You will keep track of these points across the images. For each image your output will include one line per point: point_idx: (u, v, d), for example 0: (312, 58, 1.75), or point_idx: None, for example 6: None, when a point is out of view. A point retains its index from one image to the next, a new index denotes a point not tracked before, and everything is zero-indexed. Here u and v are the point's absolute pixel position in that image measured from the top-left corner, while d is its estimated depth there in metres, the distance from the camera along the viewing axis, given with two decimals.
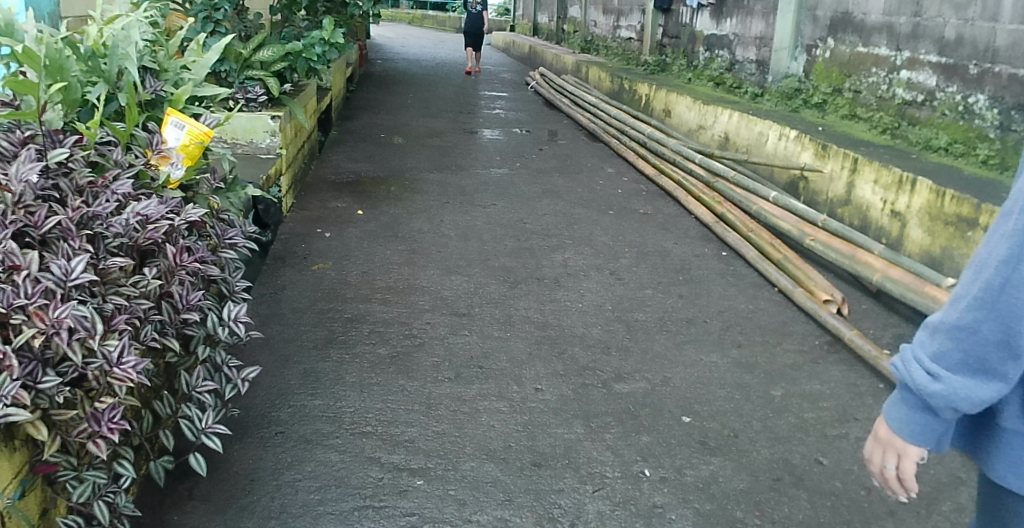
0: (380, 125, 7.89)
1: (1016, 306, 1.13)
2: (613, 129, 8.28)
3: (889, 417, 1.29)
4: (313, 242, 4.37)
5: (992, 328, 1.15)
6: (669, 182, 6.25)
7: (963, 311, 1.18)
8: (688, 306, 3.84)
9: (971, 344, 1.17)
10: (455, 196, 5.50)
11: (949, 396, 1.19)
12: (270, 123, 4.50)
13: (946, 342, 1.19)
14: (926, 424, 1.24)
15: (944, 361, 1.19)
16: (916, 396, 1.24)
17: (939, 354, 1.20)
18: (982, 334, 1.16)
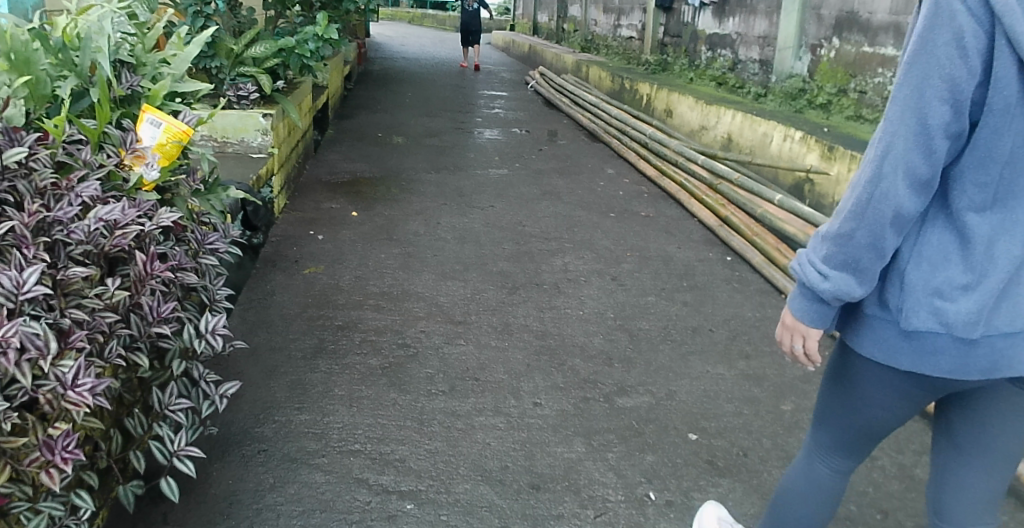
0: (377, 124, 7.74)
1: (880, 215, 1.39)
2: (614, 129, 8.12)
3: (792, 307, 1.56)
4: (304, 245, 4.21)
5: (859, 230, 1.42)
6: (672, 185, 6.07)
7: (844, 223, 1.44)
8: (694, 314, 3.69)
9: (850, 248, 1.44)
10: (452, 198, 5.35)
11: (832, 289, 1.47)
12: (262, 121, 4.31)
13: (833, 247, 1.47)
14: (819, 312, 1.52)
15: (831, 262, 1.47)
16: (812, 291, 1.51)
17: (828, 257, 1.48)
18: (857, 239, 1.42)
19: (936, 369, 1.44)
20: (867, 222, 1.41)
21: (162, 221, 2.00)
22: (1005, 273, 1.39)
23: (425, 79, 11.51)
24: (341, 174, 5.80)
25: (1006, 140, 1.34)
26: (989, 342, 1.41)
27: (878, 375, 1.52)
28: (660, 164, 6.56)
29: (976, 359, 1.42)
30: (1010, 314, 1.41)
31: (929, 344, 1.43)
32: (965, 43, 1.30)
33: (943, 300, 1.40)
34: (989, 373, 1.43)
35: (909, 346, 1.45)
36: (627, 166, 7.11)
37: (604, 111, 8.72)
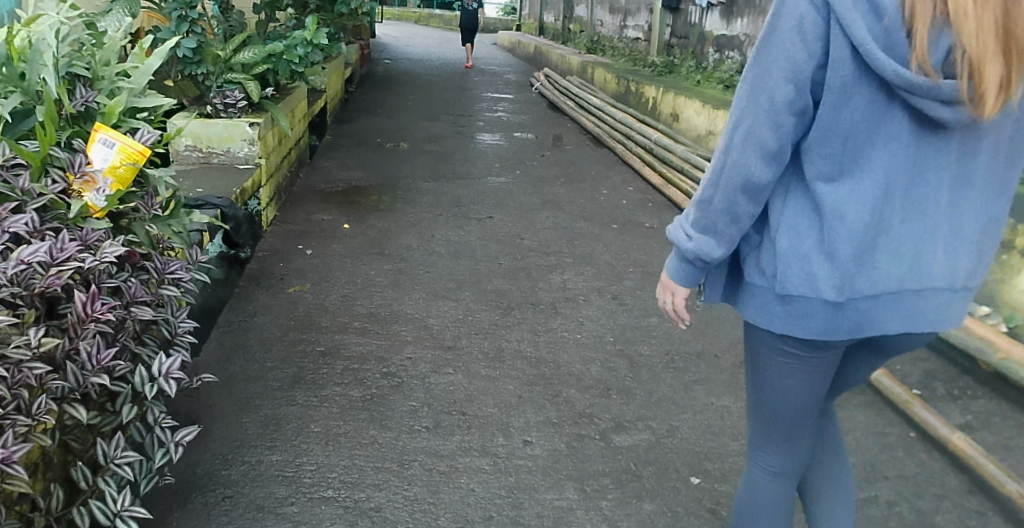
0: (376, 129, 7.56)
1: (732, 181, 1.53)
2: (620, 134, 7.90)
3: (667, 266, 1.71)
4: (291, 260, 4.03)
5: (722, 198, 1.55)
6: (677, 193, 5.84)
7: (706, 189, 1.59)
8: (699, 337, 3.50)
9: (709, 212, 1.58)
10: (449, 209, 5.16)
11: (694, 249, 1.62)
12: (249, 130, 4.09)
13: (697, 210, 1.61)
14: (688, 269, 1.66)
15: (694, 224, 1.62)
16: (681, 251, 1.66)
17: (694, 219, 1.62)
18: (714, 204, 1.57)
19: (804, 333, 1.52)
20: (727, 189, 1.55)
21: (106, 255, 1.78)
22: (865, 240, 1.45)
23: (428, 81, 11.32)
24: (335, 182, 5.61)
25: (853, 110, 1.42)
26: (852, 307, 1.48)
27: (758, 338, 1.63)
28: (666, 170, 6.35)
29: (840, 322, 1.49)
30: (874, 279, 1.46)
31: (796, 307, 1.51)
32: (806, 26, 1.40)
33: (792, 261, 1.51)
34: (855, 334, 1.50)
35: (779, 310, 1.54)
36: (632, 173, 6.90)
37: (608, 116, 8.50)
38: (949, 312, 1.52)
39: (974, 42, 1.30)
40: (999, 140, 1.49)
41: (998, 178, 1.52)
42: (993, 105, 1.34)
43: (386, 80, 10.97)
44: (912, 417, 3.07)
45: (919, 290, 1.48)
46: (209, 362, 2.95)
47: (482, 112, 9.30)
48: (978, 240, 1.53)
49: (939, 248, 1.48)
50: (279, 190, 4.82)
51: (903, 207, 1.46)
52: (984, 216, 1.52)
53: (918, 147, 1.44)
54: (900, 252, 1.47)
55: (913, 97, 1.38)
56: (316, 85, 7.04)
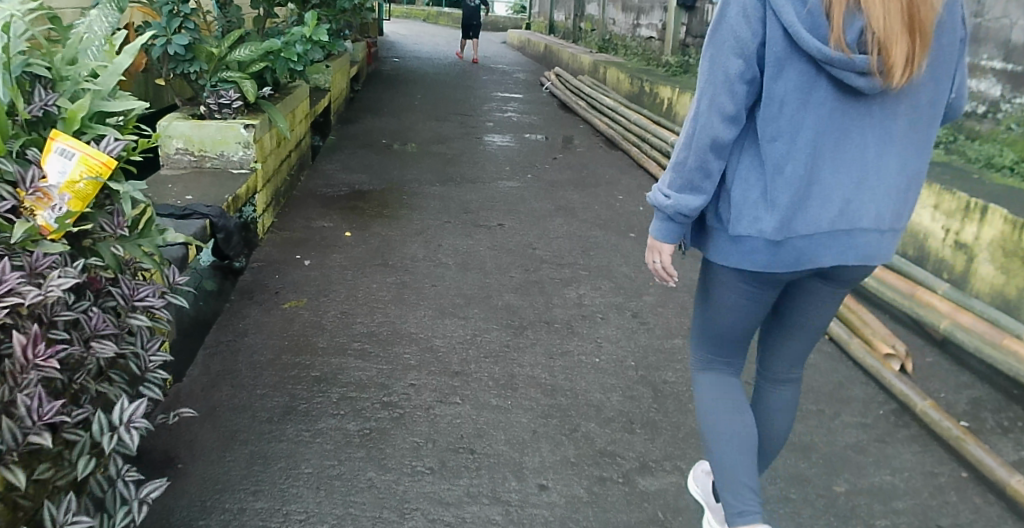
0: (382, 129, 7.29)
1: (702, 142, 1.77)
2: (634, 136, 7.62)
3: (651, 228, 1.91)
4: (288, 272, 3.77)
5: (698, 160, 1.78)
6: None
7: (680, 153, 1.83)
8: (727, 362, 3.22)
9: (685, 172, 1.81)
10: (457, 215, 4.89)
11: (674, 206, 1.83)
12: (243, 132, 3.84)
13: (673, 173, 1.84)
14: (669, 228, 1.87)
15: (673, 185, 1.84)
16: (661, 211, 1.87)
17: (670, 182, 1.85)
18: (688, 164, 1.80)
19: (755, 267, 1.81)
20: (698, 151, 1.78)
21: (52, 288, 1.52)
22: (801, 189, 1.77)
23: (436, 80, 11.05)
24: (337, 186, 5.34)
25: (790, 81, 1.73)
26: (794, 244, 1.78)
27: (726, 278, 1.88)
28: None
29: (785, 257, 1.79)
30: (810, 221, 1.78)
31: (747, 247, 1.80)
32: (749, 12, 1.71)
33: (749, 208, 1.79)
34: (796, 267, 1.81)
35: (734, 249, 1.82)
36: (648, 177, 6.61)
37: (622, 118, 8.22)
38: (878, 248, 1.83)
39: (881, 24, 1.64)
40: (911, 107, 1.82)
41: (913, 138, 1.84)
42: (900, 77, 1.68)
43: (393, 78, 10.70)
44: (965, 455, 2.80)
45: (849, 229, 1.79)
46: (193, 389, 2.72)
47: (492, 112, 9.03)
48: (900, 191, 1.84)
49: (869, 194, 1.80)
50: (278, 195, 4.56)
51: (836, 160, 1.78)
52: (904, 170, 1.84)
53: (841, 111, 1.76)
54: (834, 197, 1.78)
55: (839, 68, 1.69)
56: (319, 84, 6.78)
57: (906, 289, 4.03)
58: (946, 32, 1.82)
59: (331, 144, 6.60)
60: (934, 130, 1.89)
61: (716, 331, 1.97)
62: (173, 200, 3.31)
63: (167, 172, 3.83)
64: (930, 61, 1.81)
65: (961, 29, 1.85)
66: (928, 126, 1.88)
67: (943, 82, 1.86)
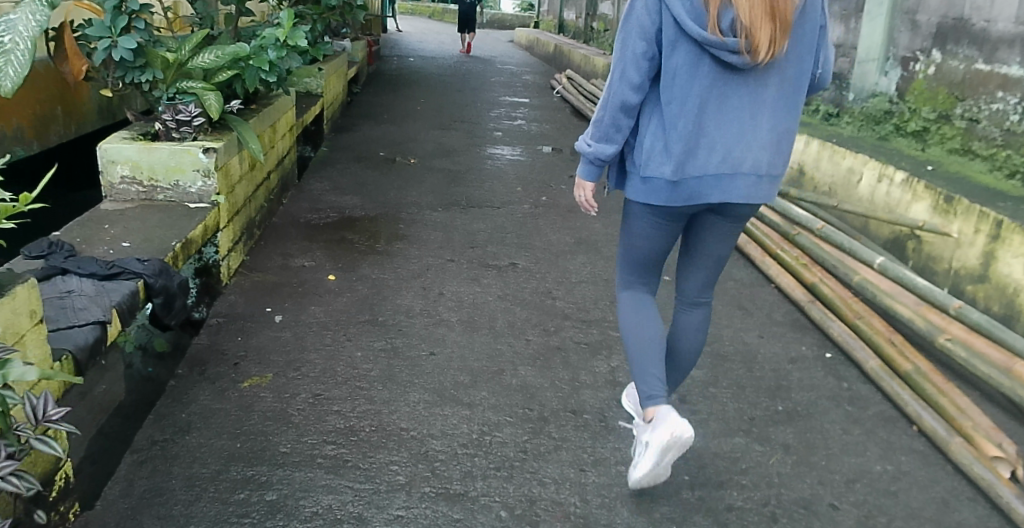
0: (381, 140, 6.59)
1: (614, 106, 2.13)
2: None
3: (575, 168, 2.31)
4: (253, 332, 3.07)
5: (611, 118, 2.15)
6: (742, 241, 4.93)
7: (598, 112, 2.18)
8: (805, 475, 2.57)
9: (602, 127, 2.18)
10: (462, 251, 4.18)
11: (593, 153, 2.21)
12: (202, 158, 3.16)
13: (592, 127, 2.21)
14: (587, 169, 2.26)
15: (593, 136, 2.21)
16: (584, 157, 2.25)
17: (590, 133, 2.22)
18: (603, 120, 2.17)
19: (657, 203, 2.20)
20: (612, 111, 2.15)
21: None
22: (693, 140, 2.14)
23: (443, 82, 10.32)
24: (325, 211, 4.62)
25: (681, 57, 2.10)
26: (686, 182, 2.16)
27: (635, 211, 2.28)
28: None
29: (680, 194, 2.17)
30: (699, 166, 2.15)
31: (650, 186, 2.19)
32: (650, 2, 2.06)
33: (651, 156, 2.16)
34: (690, 202, 2.18)
35: (643, 188, 2.21)
36: None
37: None
38: (757, 190, 2.20)
39: (748, 14, 1.99)
40: (779, 75, 2.19)
41: (782, 101, 2.21)
42: (765, 55, 2.04)
43: (397, 80, 9.98)
44: None
45: (732, 172, 2.16)
46: (104, 523, 2.03)
47: (501, 119, 8.32)
48: (776, 143, 2.21)
49: (745, 146, 2.16)
50: (251, 224, 3.87)
51: (719, 119, 2.15)
52: (778, 128, 2.21)
53: (723, 79, 2.13)
54: (718, 148, 2.15)
55: (717, 50, 2.06)
56: (312, 89, 6.11)
57: (1000, 362, 3.31)
58: (812, 16, 2.19)
59: (325, 157, 5.92)
60: (801, 95, 2.26)
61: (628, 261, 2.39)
62: (107, 249, 2.65)
63: (109, 206, 3.12)
64: (796, 41, 2.18)
65: (823, 14, 2.21)
66: (797, 91, 2.25)
67: (807, 57, 2.23)
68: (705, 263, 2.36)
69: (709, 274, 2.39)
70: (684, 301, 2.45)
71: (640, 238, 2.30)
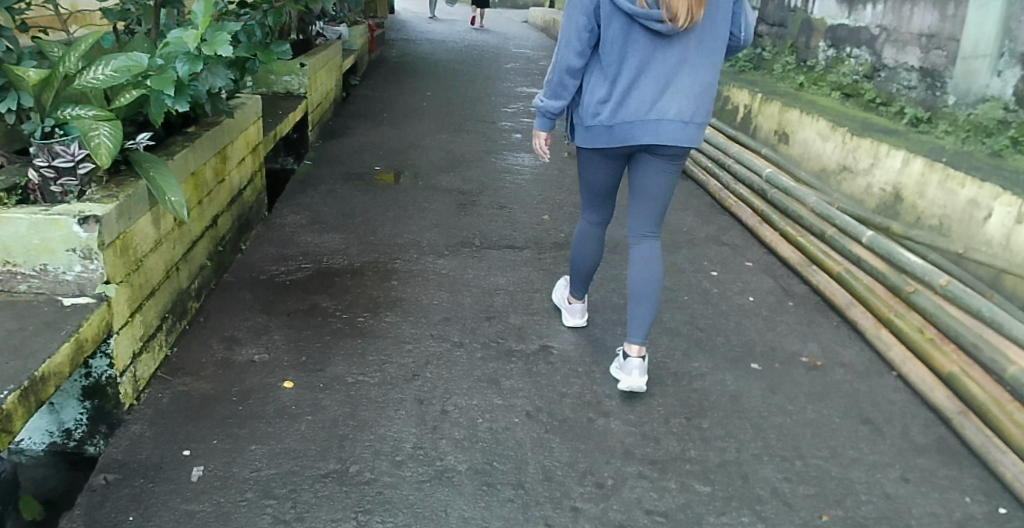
0: (379, 149, 5.47)
1: (560, 67, 2.58)
2: (716, 164, 5.69)
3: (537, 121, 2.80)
4: (157, 507, 2.01)
5: (558, 79, 2.61)
6: (839, 300, 3.74)
7: (550, 75, 2.64)
8: None
9: (553, 86, 2.63)
10: (474, 326, 3.05)
11: (545, 108, 2.68)
12: (76, 231, 2.07)
13: (547, 86, 2.66)
14: (545, 122, 2.74)
15: (547, 94, 2.67)
16: (541, 112, 2.72)
17: (545, 92, 2.69)
18: (552, 81, 2.63)
19: (599, 145, 2.63)
20: (560, 73, 2.59)
21: None
22: (626, 94, 2.54)
23: (460, 72, 9.14)
24: (297, 260, 3.52)
25: (614, 26, 2.49)
26: (618, 127, 2.56)
27: (585, 154, 2.72)
28: (801, 232, 4.42)
29: (614, 136, 2.58)
30: (631, 115, 2.54)
31: (593, 132, 2.62)
32: None
33: (590, 106, 2.60)
34: (625, 144, 2.58)
35: (589, 134, 2.64)
36: (746, 235, 4.75)
37: None
38: (683, 133, 2.55)
39: None
40: (700, 36, 2.55)
41: (704, 60, 2.57)
42: (683, 21, 2.39)
43: (407, 70, 8.82)
44: None
45: (658, 118, 2.53)
46: None
47: (520, 117, 7.14)
48: (701, 93, 2.56)
49: (670, 97, 2.53)
50: (182, 297, 2.78)
51: (648, 77, 2.54)
52: (700, 82, 2.57)
53: (652, 43, 2.51)
54: (645, 99, 2.53)
55: (643, 19, 2.44)
56: (292, 89, 5.09)
57: None
58: None
59: (308, 173, 4.80)
60: (721, 54, 2.60)
61: (586, 194, 2.84)
62: None
63: None
64: (715, 10, 2.53)
65: None
66: (719, 51, 2.60)
67: (725, 24, 2.56)
68: (640, 190, 2.65)
69: (656, 208, 2.66)
70: (634, 234, 2.70)
71: (595, 175, 2.75)
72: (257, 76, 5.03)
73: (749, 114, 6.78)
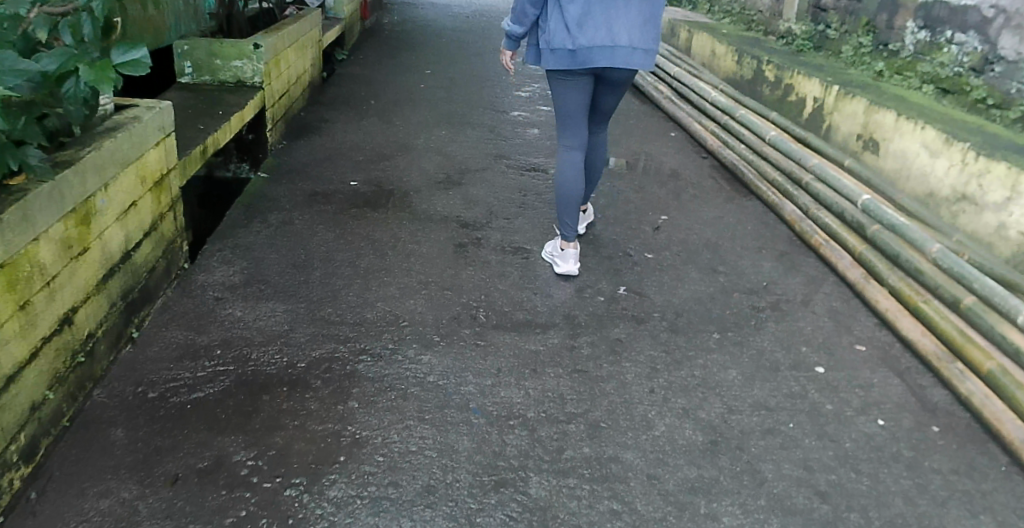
0: (361, 161, 4.29)
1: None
2: (792, 185, 4.51)
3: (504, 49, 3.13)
4: None
5: (524, 9, 2.95)
6: (1018, 437, 2.46)
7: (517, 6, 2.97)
8: None
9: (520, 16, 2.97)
10: (474, 510, 1.90)
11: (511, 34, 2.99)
12: None
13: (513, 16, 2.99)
14: (512, 48, 3.05)
15: (513, 23, 3.00)
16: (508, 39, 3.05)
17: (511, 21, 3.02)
18: (519, 10, 2.96)
19: (562, 68, 2.98)
20: (525, 3, 2.93)
21: None
22: (583, 21, 2.91)
23: (467, 45, 7.86)
24: (209, 364, 2.40)
25: None
26: (579, 51, 2.92)
27: (548, 78, 3.08)
28: (922, 295, 3.28)
29: (576, 59, 2.94)
30: (588, 40, 2.90)
31: (556, 55, 2.96)
32: None
33: (550, 32, 2.95)
34: (583, 66, 2.95)
35: (551, 57, 2.98)
36: (840, 294, 3.57)
37: (752, 135, 5.14)
38: (632, 57, 2.95)
39: None
40: None
41: None
42: None
43: (405, 44, 7.55)
44: None
45: (613, 44, 2.91)
46: None
47: (540, 107, 5.92)
48: (645, 22, 2.97)
49: (619, 24, 2.93)
50: None
51: (599, 7, 2.92)
52: (644, 13, 2.98)
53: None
54: (599, 26, 2.91)
55: None
56: (245, 77, 4.08)
57: None
58: None
59: (254, 203, 3.62)
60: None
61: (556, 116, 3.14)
62: None
63: None
64: None
65: None
66: None
67: None
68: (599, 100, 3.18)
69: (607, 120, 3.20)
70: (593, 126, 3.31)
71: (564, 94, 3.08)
72: (199, 61, 4.05)
73: (822, 110, 5.55)
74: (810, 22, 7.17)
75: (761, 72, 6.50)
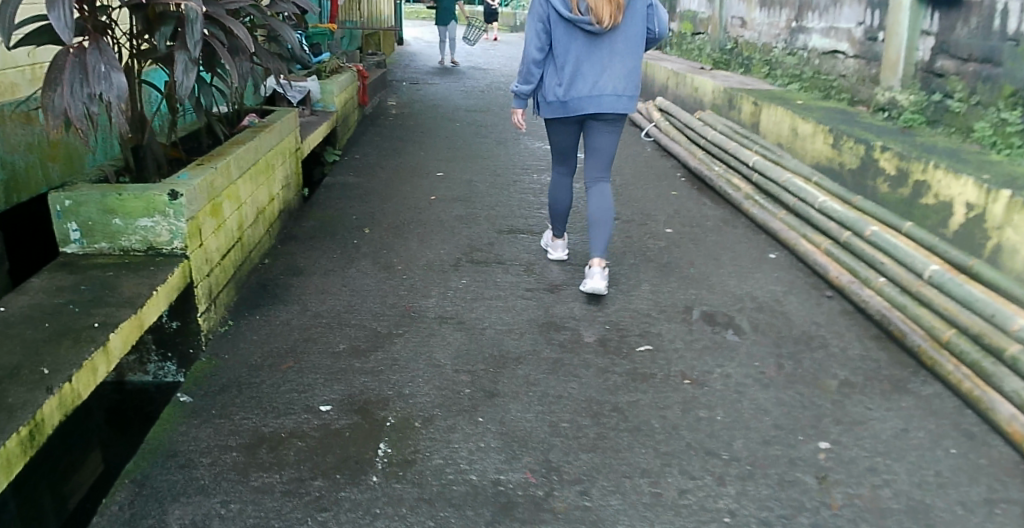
0: (337, 364, 2.77)
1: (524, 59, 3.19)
2: (986, 355, 2.95)
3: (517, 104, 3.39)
4: None
5: (523, 72, 3.22)
6: None
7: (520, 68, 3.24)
8: None
9: (521, 74, 3.23)
10: None
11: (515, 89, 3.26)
12: None
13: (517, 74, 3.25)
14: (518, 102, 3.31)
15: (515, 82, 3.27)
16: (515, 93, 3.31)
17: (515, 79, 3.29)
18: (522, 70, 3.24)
19: (559, 116, 3.21)
20: (525, 64, 3.20)
21: None
22: (573, 76, 3.13)
23: (492, 131, 6.47)
24: None
25: (559, 30, 3.13)
26: (571, 101, 3.15)
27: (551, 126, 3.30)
28: None
29: (569, 108, 3.16)
30: (578, 91, 3.13)
31: (553, 107, 3.20)
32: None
33: (547, 85, 3.20)
34: (575, 113, 3.17)
35: (548, 108, 3.22)
36: None
37: (897, 270, 3.63)
38: (619, 103, 3.14)
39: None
40: (623, 35, 3.16)
41: (630, 50, 3.18)
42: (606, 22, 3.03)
43: (416, 136, 6.18)
44: None
45: (599, 93, 3.12)
46: None
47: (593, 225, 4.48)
48: (630, 71, 3.16)
49: (603, 75, 3.13)
50: None
51: (586, 63, 3.14)
52: (629, 66, 3.17)
53: (589, 40, 3.14)
54: (586, 79, 3.13)
55: (578, 22, 3.08)
56: (158, 244, 2.66)
57: None
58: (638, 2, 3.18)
59: (153, 476, 2.16)
60: (641, 46, 3.21)
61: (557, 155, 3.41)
62: None
63: None
64: (631, 15, 3.17)
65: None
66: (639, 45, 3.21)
67: (639, 24, 3.19)
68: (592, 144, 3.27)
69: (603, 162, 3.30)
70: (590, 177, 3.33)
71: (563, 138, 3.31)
72: (91, 223, 2.63)
73: (984, 221, 3.99)
74: (920, 91, 5.68)
75: (872, 161, 5.01)
